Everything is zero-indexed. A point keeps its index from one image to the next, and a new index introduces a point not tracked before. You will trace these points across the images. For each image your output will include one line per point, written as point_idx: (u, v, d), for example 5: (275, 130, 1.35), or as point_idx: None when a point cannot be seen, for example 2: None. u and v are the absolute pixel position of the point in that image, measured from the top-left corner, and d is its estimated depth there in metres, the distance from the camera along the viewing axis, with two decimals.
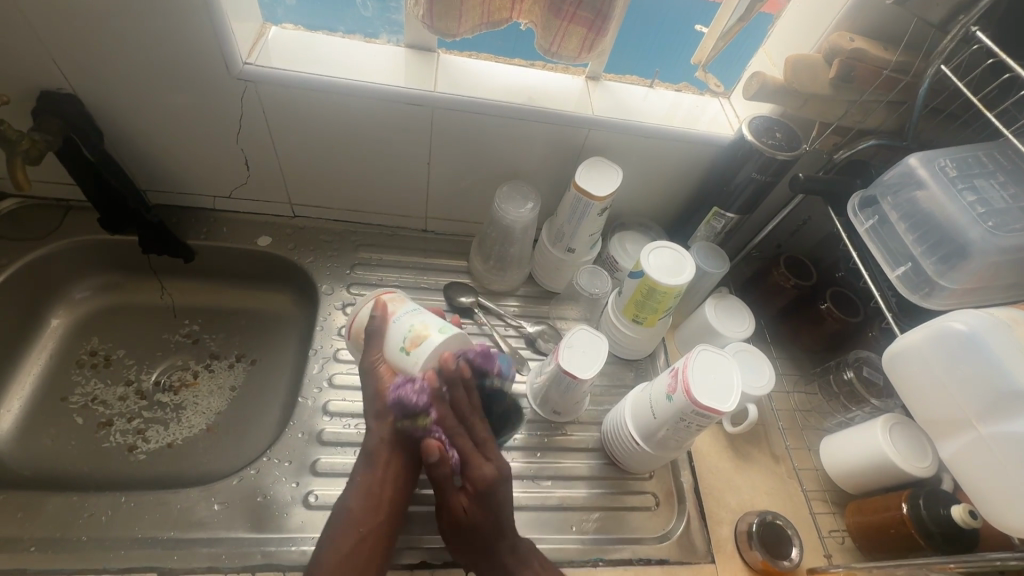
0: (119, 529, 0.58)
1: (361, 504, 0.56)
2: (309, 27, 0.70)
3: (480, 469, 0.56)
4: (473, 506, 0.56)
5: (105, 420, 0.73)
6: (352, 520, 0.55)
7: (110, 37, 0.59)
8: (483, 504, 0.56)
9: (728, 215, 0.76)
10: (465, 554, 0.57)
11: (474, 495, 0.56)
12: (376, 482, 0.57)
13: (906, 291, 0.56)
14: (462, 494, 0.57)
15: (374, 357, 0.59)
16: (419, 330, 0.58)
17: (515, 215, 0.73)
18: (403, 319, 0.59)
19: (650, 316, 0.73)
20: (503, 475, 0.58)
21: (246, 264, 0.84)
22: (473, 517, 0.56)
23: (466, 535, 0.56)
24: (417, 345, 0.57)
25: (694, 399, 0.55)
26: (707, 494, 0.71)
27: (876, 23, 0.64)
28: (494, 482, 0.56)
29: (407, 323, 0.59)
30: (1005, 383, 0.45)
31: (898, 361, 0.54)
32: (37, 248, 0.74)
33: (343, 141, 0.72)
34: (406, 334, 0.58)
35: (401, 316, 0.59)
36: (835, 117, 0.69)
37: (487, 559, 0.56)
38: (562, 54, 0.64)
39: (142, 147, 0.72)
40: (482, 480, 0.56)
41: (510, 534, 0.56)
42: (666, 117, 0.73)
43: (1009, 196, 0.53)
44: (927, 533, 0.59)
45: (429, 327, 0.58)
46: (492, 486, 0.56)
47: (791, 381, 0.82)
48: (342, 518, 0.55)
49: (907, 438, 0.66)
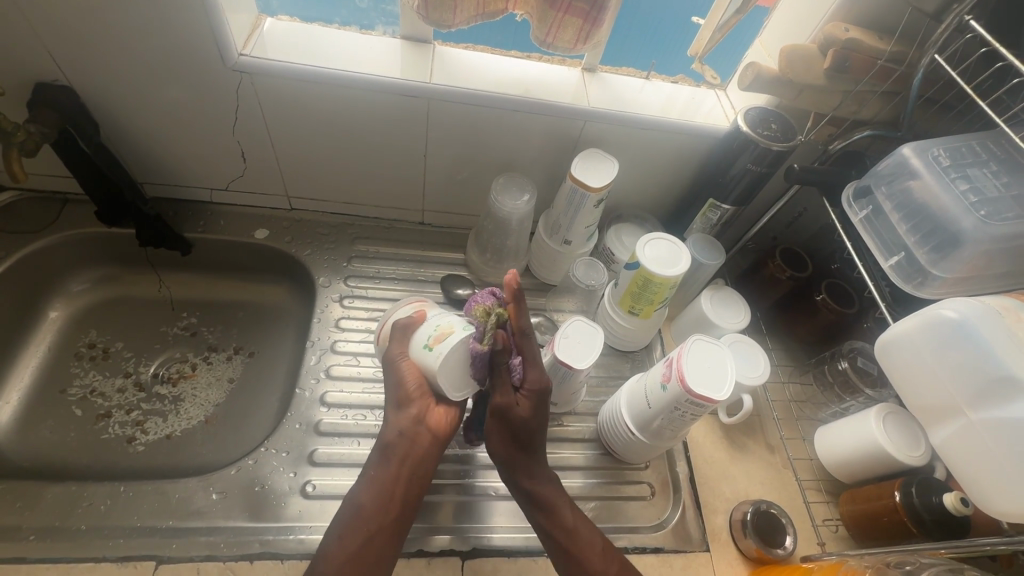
0: (117, 518, 0.58)
1: (369, 499, 0.55)
2: (304, 18, 0.70)
3: (537, 368, 0.58)
4: (523, 402, 0.59)
5: (104, 412, 0.73)
6: (360, 512, 0.54)
7: (105, 29, 0.59)
8: (534, 405, 0.59)
9: (723, 207, 0.76)
10: (500, 451, 0.61)
11: (528, 394, 0.58)
12: (389, 476, 0.56)
13: (899, 280, 0.56)
14: (519, 394, 0.59)
15: (397, 351, 0.59)
16: (444, 327, 0.57)
17: (511, 207, 0.74)
18: (430, 320, 0.60)
19: (646, 307, 0.73)
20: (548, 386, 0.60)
21: (243, 257, 0.84)
22: (523, 413, 0.58)
23: (509, 434, 0.60)
24: (441, 340, 0.56)
25: (687, 388, 0.56)
26: (701, 483, 0.71)
27: (870, 14, 0.64)
28: (544, 382, 0.59)
29: (436, 322, 0.59)
30: (995, 370, 0.46)
31: (891, 350, 0.54)
32: (35, 240, 0.74)
33: (341, 132, 0.73)
34: (430, 332, 0.57)
35: (432, 316, 0.60)
36: (829, 107, 0.69)
37: (521, 464, 0.60)
38: (558, 44, 0.63)
39: (139, 139, 0.72)
40: (536, 383, 0.58)
41: (539, 452, 0.61)
42: (662, 108, 0.73)
43: (1002, 184, 0.53)
44: (919, 521, 0.60)
45: (454, 324, 0.58)
46: (541, 384, 0.59)
47: (786, 372, 0.82)
48: (351, 509, 0.55)
49: (901, 428, 0.66)
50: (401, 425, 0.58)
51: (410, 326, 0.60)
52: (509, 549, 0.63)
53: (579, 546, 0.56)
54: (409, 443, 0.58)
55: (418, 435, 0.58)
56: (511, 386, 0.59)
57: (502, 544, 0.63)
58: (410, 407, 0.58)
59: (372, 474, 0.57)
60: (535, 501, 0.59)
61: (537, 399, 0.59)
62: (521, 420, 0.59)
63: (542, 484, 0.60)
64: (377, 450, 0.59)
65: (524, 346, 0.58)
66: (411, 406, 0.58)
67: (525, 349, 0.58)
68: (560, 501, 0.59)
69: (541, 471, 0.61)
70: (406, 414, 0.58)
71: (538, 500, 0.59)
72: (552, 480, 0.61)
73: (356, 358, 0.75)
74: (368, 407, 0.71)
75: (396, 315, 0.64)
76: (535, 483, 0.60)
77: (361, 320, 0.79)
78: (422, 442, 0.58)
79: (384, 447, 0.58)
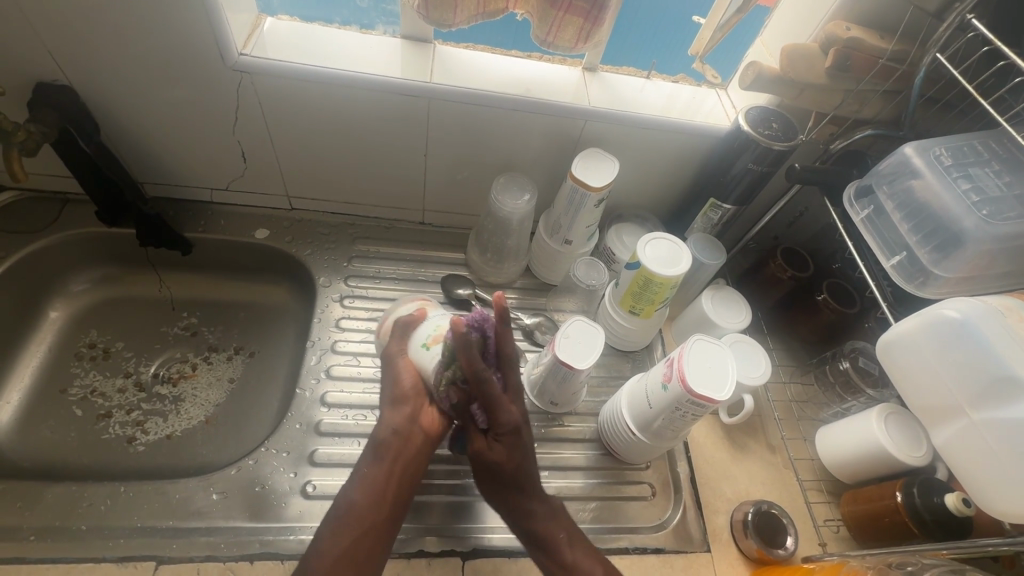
0: (117, 518, 0.58)
1: (361, 498, 0.54)
2: (304, 17, 0.70)
3: (501, 415, 0.55)
4: (499, 447, 0.56)
5: (104, 412, 0.73)
6: (351, 510, 0.54)
7: (105, 28, 0.59)
8: (512, 446, 0.56)
9: (724, 206, 0.76)
10: (493, 492, 0.59)
11: (501, 438, 0.56)
12: (382, 475, 0.56)
13: (901, 280, 0.56)
14: (491, 439, 0.57)
15: (397, 348, 0.61)
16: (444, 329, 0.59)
17: (511, 207, 0.73)
18: (430, 319, 0.61)
19: (647, 307, 0.73)
20: (525, 423, 0.57)
21: (244, 257, 0.84)
22: (499, 457, 0.56)
23: (497, 477, 0.57)
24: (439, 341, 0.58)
25: (689, 388, 0.56)
26: (702, 483, 0.71)
27: (872, 13, 0.64)
28: (513, 426, 0.55)
29: (436, 322, 0.60)
30: (997, 370, 0.46)
31: (893, 349, 0.54)
32: (35, 240, 0.74)
33: (341, 132, 0.72)
34: (430, 332, 0.59)
35: (434, 316, 0.62)
36: (831, 106, 0.69)
37: (516, 505, 0.57)
38: (559, 44, 0.63)
39: (139, 139, 0.72)
40: (506, 428, 0.55)
41: (533, 489, 0.57)
42: (663, 107, 0.73)
43: (1004, 183, 0.53)
44: (920, 521, 0.59)
45: None
46: (510, 428, 0.55)
47: (787, 372, 0.82)
48: (343, 506, 0.54)
49: (903, 428, 0.66)
50: (398, 422, 0.58)
51: (413, 322, 0.61)
52: (509, 549, 0.62)
53: (576, 574, 0.54)
54: (404, 441, 0.57)
55: (413, 434, 0.58)
56: (481, 430, 0.57)
57: (502, 544, 0.63)
58: (405, 405, 0.58)
59: (365, 472, 0.56)
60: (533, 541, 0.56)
61: (511, 441, 0.56)
62: (503, 463, 0.56)
63: (541, 521, 0.57)
64: (370, 447, 0.58)
65: (481, 397, 0.54)
66: (407, 404, 0.58)
67: (483, 400, 0.54)
68: (560, 534, 0.56)
69: (542, 507, 0.57)
70: (401, 412, 0.58)
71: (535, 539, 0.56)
72: (554, 513, 0.58)
73: (356, 358, 0.75)
74: (368, 408, 0.71)
75: (398, 312, 0.65)
76: (533, 521, 0.57)
77: (362, 320, 0.79)
78: (415, 443, 0.58)
79: (378, 445, 0.57)
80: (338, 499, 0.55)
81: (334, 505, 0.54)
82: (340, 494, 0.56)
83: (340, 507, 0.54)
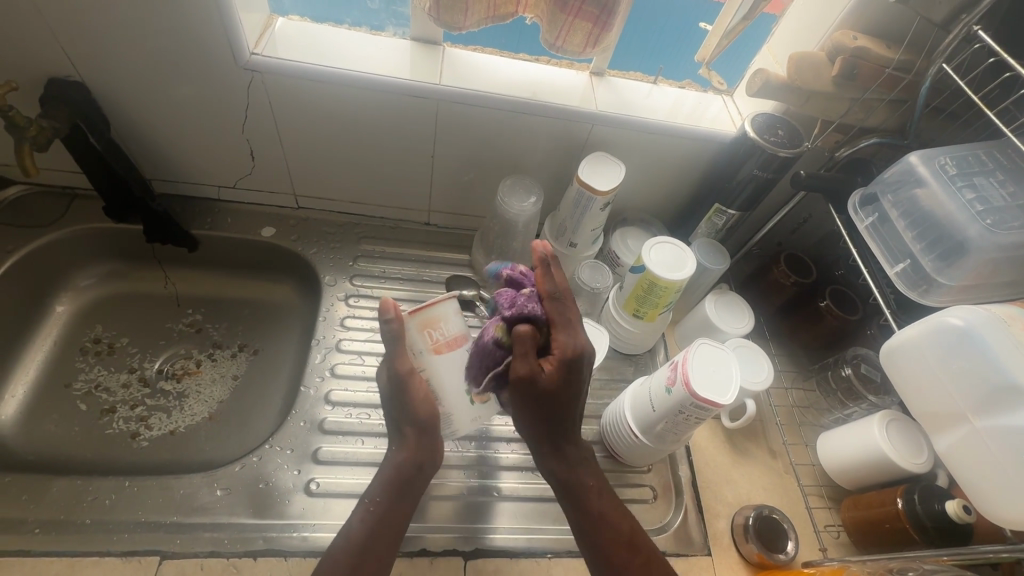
0: (121, 513, 0.59)
1: (386, 528, 0.54)
2: (314, 18, 0.71)
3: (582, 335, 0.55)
4: (550, 370, 0.52)
5: (108, 407, 0.74)
6: (377, 539, 0.53)
7: (119, 27, 0.59)
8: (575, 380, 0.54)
9: (729, 211, 0.77)
10: (531, 423, 0.55)
11: (561, 360, 0.53)
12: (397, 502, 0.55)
13: (904, 288, 0.57)
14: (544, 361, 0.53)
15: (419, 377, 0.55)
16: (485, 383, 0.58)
17: (518, 209, 0.74)
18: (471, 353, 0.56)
19: (650, 310, 0.74)
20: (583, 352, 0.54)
21: (250, 254, 0.85)
22: (552, 384, 0.52)
23: (540, 408, 0.53)
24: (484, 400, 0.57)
25: (693, 391, 0.56)
26: (704, 487, 0.71)
27: (880, 23, 0.65)
28: (582, 352, 0.53)
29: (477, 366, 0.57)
30: (999, 377, 0.46)
31: (895, 357, 0.55)
32: (43, 235, 0.74)
33: (350, 133, 0.73)
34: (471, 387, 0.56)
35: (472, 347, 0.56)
36: (836, 114, 0.69)
37: (557, 439, 0.56)
38: (567, 48, 0.64)
39: (148, 135, 0.73)
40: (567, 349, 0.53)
41: (572, 430, 0.56)
42: (669, 112, 0.74)
43: (1007, 194, 0.53)
44: (921, 528, 0.60)
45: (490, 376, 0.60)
46: (580, 357, 0.53)
47: (789, 377, 0.82)
48: (364, 536, 0.53)
49: (903, 435, 0.66)
50: (418, 455, 0.57)
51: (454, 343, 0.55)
52: (512, 549, 0.63)
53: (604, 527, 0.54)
54: (419, 472, 0.57)
55: (430, 462, 0.58)
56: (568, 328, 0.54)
57: (504, 544, 0.63)
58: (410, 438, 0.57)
59: (387, 501, 0.55)
60: (570, 488, 0.56)
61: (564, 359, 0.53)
62: (558, 387, 0.53)
63: (573, 467, 0.56)
64: (392, 481, 0.55)
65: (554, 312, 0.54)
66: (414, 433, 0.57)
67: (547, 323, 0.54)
68: (585, 471, 0.57)
69: (573, 452, 0.57)
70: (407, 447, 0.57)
71: (564, 457, 0.56)
72: (587, 459, 0.58)
73: (361, 357, 0.75)
74: (372, 407, 0.71)
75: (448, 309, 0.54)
76: (563, 467, 0.56)
77: (366, 320, 0.79)
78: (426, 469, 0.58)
79: (404, 480, 0.56)
80: (353, 521, 0.54)
81: (348, 525, 0.53)
82: (352, 515, 0.54)
83: (359, 537, 0.53)
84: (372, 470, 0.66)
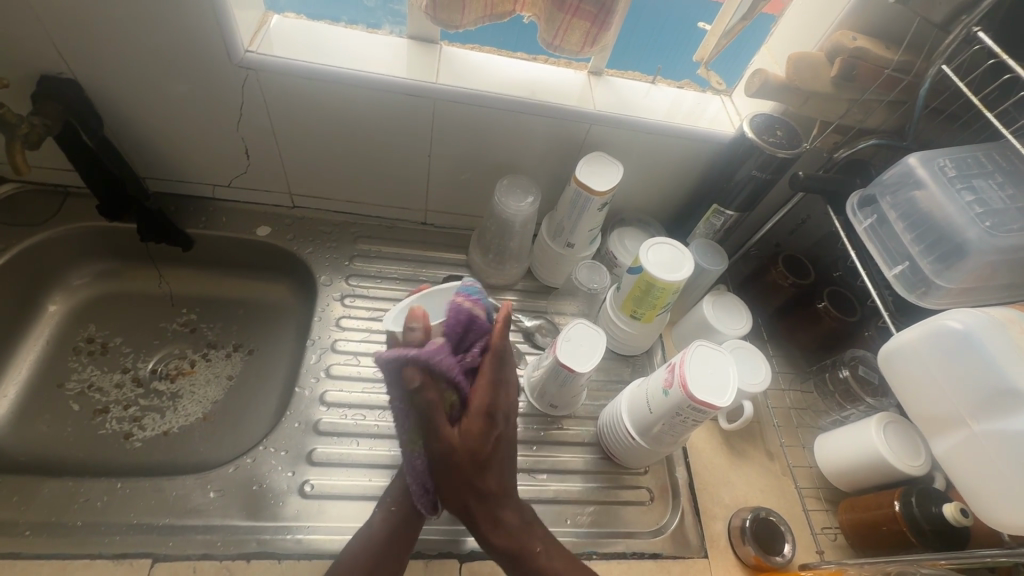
0: (113, 515, 0.58)
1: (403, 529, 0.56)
2: (310, 16, 0.70)
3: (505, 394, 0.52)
4: (469, 430, 0.50)
5: (101, 407, 0.73)
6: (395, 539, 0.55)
7: (112, 24, 0.59)
8: (496, 436, 0.52)
9: (727, 212, 0.76)
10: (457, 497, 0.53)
11: (479, 417, 0.50)
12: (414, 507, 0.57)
13: (902, 289, 0.56)
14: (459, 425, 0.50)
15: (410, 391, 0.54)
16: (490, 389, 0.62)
17: (515, 209, 0.73)
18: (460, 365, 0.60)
19: (648, 311, 0.73)
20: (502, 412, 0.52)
21: (245, 254, 0.84)
22: (468, 447, 0.50)
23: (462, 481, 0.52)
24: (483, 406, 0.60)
25: (690, 393, 0.56)
26: (701, 488, 0.71)
27: (879, 23, 0.64)
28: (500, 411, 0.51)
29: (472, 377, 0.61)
30: (998, 381, 0.46)
31: (894, 360, 0.54)
32: (36, 233, 0.74)
33: (346, 131, 0.72)
34: None
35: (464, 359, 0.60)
36: (835, 115, 0.69)
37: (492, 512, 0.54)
38: (565, 47, 0.64)
39: (142, 133, 0.72)
40: (487, 408, 0.50)
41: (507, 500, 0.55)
42: (667, 112, 0.73)
43: (1006, 196, 0.53)
44: (919, 531, 0.59)
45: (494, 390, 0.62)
46: (498, 416, 0.51)
47: (787, 378, 0.82)
48: (383, 535, 0.55)
49: (901, 438, 0.66)
50: None
51: None
52: None
53: None
54: None
55: None
56: (491, 385, 0.51)
57: None
58: None
59: (406, 508, 0.57)
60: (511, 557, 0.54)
61: (478, 414, 0.50)
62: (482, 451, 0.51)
63: (513, 536, 0.55)
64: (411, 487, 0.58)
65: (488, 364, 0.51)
66: None
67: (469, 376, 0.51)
68: (530, 538, 0.56)
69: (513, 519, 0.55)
70: None
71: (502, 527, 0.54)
72: (530, 525, 0.57)
73: (357, 358, 0.75)
74: (367, 408, 0.71)
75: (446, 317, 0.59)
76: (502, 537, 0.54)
77: (362, 320, 0.78)
78: None
79: None
80: (373, 519, 0.56)
81: (369, 522, 0.56)
82: (375, 512, 0.57)
83: (377, 534, 0.55)
84: (367, 471, 0.65)
